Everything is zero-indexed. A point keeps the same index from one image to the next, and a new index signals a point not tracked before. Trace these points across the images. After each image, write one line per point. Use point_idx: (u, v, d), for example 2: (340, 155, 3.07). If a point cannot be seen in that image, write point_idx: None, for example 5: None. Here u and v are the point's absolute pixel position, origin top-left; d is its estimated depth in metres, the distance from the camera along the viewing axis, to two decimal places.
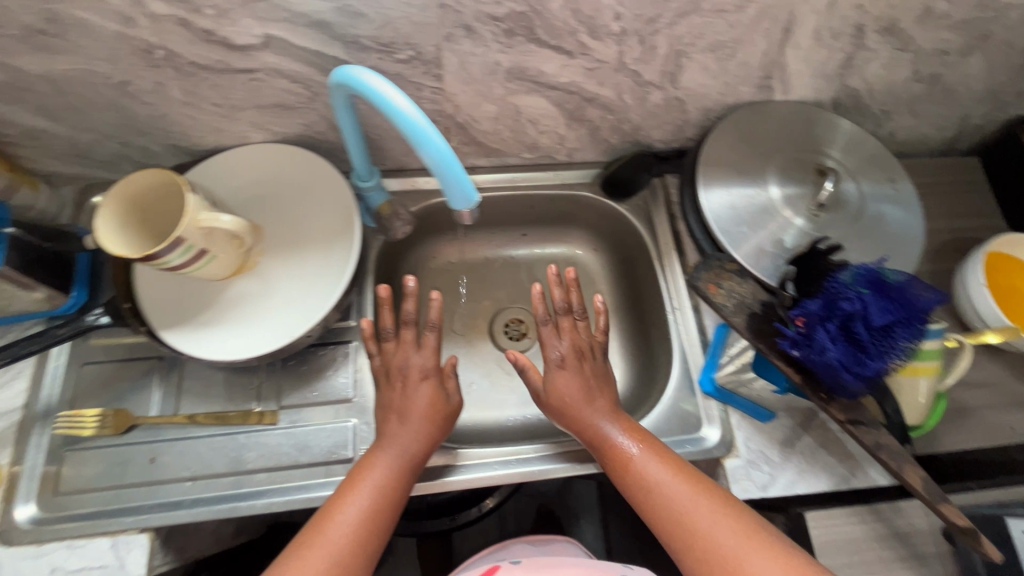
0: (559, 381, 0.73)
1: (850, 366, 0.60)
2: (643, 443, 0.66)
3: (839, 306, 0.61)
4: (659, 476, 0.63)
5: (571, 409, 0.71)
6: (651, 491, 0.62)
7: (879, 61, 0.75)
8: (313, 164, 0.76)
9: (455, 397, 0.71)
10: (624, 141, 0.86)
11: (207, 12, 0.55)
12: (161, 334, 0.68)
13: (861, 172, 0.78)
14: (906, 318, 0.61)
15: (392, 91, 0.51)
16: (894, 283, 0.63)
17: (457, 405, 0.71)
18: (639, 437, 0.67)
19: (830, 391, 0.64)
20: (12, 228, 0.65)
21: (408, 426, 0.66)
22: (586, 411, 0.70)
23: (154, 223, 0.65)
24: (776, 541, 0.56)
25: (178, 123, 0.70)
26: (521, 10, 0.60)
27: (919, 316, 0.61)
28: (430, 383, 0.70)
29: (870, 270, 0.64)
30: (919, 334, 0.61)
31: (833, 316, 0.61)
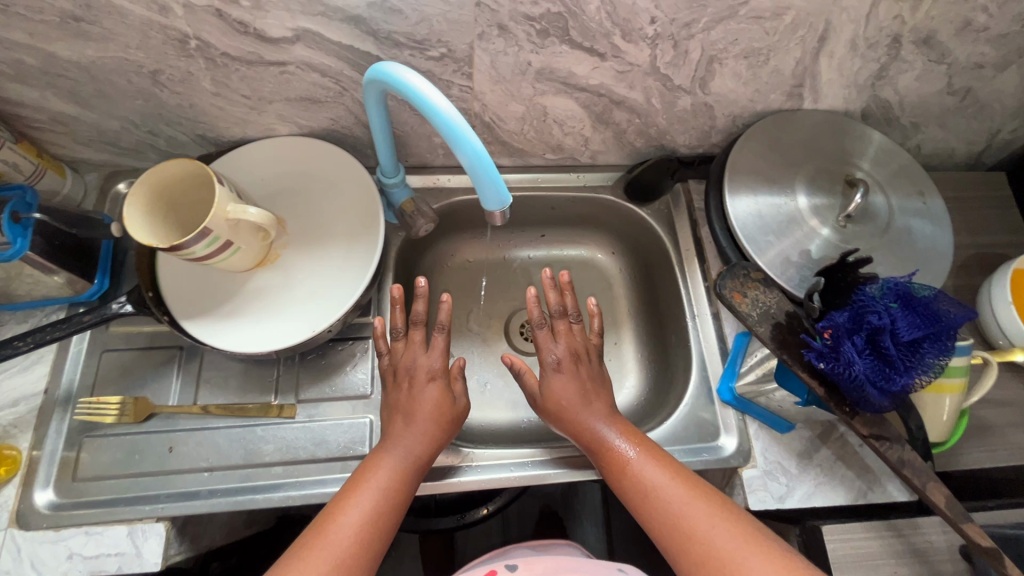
0: (554, 386, 0.73)
1: (877, 381, 0.59)
2: (639, 446, 0.66)
3: (867, 319, 0.61)
4: (654, 478, 0.62)
5: (570, 414, 0.71)
6: (648, 495, 0.61)
7: (913, 72, 0.74)
8: (338, 158, 0.76)
9: (461, 399, 0.71)
10: (649, 145, 0.86)
11: (243, 4, 0.55)
12: (183, 323, 0.68)
13: (890, 185, 0.77)
14: (933, 335, 0.60)
15: (427, 89, 0.50)
16: (922, 299, 0.62)
17: (463, 408, 0.70)
18: (636, 440, 0.67)
19: (854, 405, 0.63)
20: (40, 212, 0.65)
21: (414, 426, 0.65)
22: (583, 417, 0.70)
23: (179, 213, 0.65)
24: (773, 543, 0.55)
25: (207, 114, 0.70)
26: (557, 11, 0.60)
27: (947, 333, 0.61)
28: (437, 384, 0.69)
29: (899, 284, 0.64)
30: (945, 351, 0.61)
31: (861, 329, 0.61)
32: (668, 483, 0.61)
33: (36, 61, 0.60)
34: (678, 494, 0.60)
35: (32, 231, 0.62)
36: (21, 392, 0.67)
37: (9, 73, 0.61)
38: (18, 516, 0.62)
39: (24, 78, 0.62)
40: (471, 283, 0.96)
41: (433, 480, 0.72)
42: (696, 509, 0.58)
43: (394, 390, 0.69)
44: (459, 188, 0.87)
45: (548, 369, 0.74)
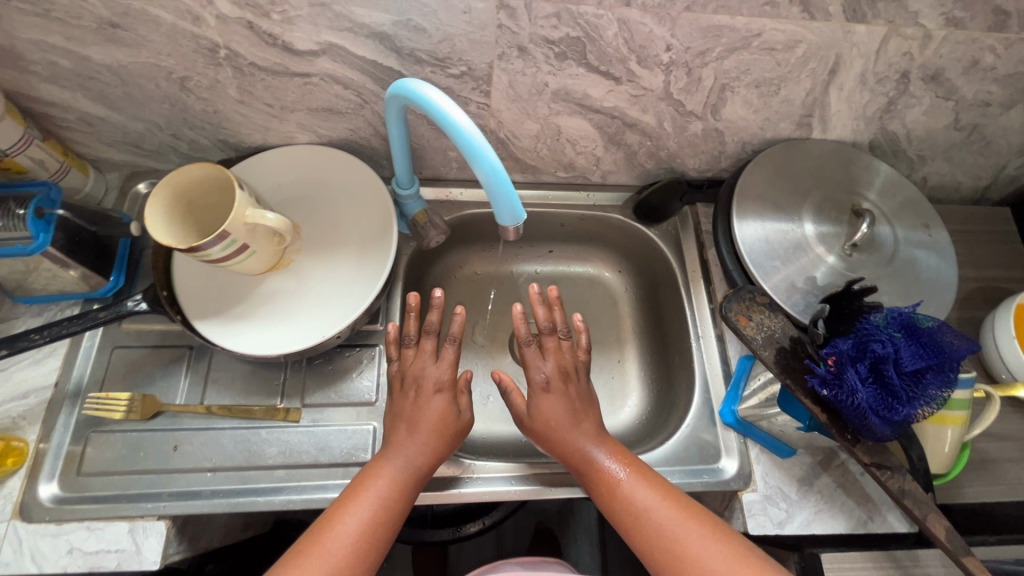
0: (549, 405, 0.72)
1: (879, 410, 0.59)
2: (630, 467, 0.66)
3: (870, 348, 0.61)
4: (648, 501, 0.62)
5: (561, 434, 0.70)
6: (641, 518, 0.61)
7: (921, 107, 0.76)
8: (354, 167, 0.78)
9: (466, 412, 0.71)
10: (659, 167, 0.87)
11: (274, 17, 0.57)
12: (195, 324, 0.69)
13: (897, 216, 0.78)
14: (935, 365, 0.61)
15: (449, 106, 0.52)
16: (926, 330, 0.63)
17: (468, 420, 0.70)
18: (626, 461, 0.67)
19: (856, 433, 0.63)
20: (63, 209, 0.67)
21: (415, 437, 0.65)
22: (577, 437, 0.70)
23: (198, 215, 0.66)
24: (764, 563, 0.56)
25: (230, 120, 0.72)
26: (576, 35, 0.62)
27: (949, 366, 0.61)
28: (443, 396, 0.69)
29: (902, 314, 0.65)
30: (947, 382, 0.61)
31: (864, 357, 0.61)
32: (662, 506, 0.61)
33: (70, 63, 0.62)
34: (673, 518, 0.60)
35: (54, 227, 0.64)
36: (32, 385, 0.68)
37: (43, 74, 0.63)
38: (21, 508, 0.63)
39: (56, 79, 0.64)
40: (477, 295, 0.97)
41: (434, 491, 0.72)
42: (691, 532, 0.58)
43: (395, 402, 0.69)
44: (470, 201, 0.88)
45: (545, 391, 0.74)
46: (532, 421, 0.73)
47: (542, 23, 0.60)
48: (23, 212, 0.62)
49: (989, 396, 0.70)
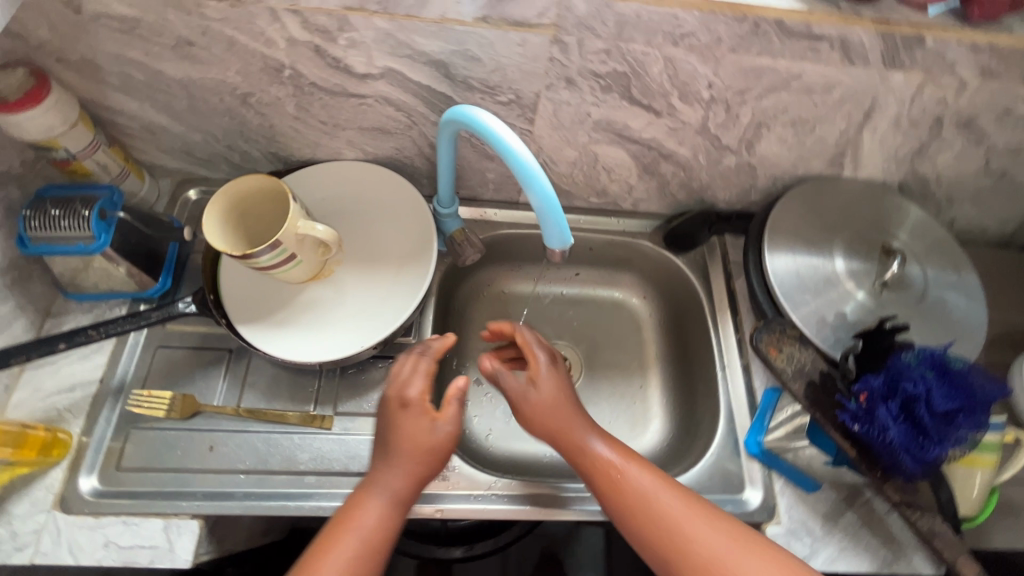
0: (534, 398, 0.69)
1: (910, 448, 0.60)
2: (630, 457, 0.65)
3: (902, 386, 0.62)
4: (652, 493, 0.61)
5: (561, 419, 0.67)
6: (638, 516, 0.60)
7: (952, 151, 0.77)
8: (398, 185, 0.81)
9: (447, 427, 0.64)
10: (690, 198, 0.89)
11: (340, 42, 0.61)
12: (238, 328, 0.72)
13: (926, 257, 0.79)
14: (967, 407, 0.61)
15: (505, 132, 0.55)
16: (959, 371, 0.63)
17: (450, 435, 0.64)
18: (626, 451, 0.65)
19: (886, 471, 0.64)
20: (124, 212, 0.70)
21: (391, 465, 0.62)
22: (566, 437, 0.66)
23: (250, 223, 0.69)
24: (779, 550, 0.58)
25: (283, 134, 0.76)
26: (622, 70, 0.64)
27: (982, 407, 0.61)
28: (415, 413, 0.65)
29: (935, 353, 0.65)
30: (979, 424, 0.62)
31: (895, 395, 0.62)
32: (668, 498, 0.61)
33: (143, 76, 0.66)
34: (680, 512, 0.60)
35: (115, 229, 0.67)
36: (78, 379, 0.71)
37: (116, 84, 0.67)
38: (61, 499, 0.64)
39: (128, 90, 0.68)
40: (504, 313, 0.99)
41: (458, 505, 0.71)
42: (697, 524, 0.59)
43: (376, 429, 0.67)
44: (504, 222, 0.91)
45: (526, 386, 0.70)
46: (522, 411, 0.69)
47: (591, 57, 0.63)
48: (88, 213, 0.66)
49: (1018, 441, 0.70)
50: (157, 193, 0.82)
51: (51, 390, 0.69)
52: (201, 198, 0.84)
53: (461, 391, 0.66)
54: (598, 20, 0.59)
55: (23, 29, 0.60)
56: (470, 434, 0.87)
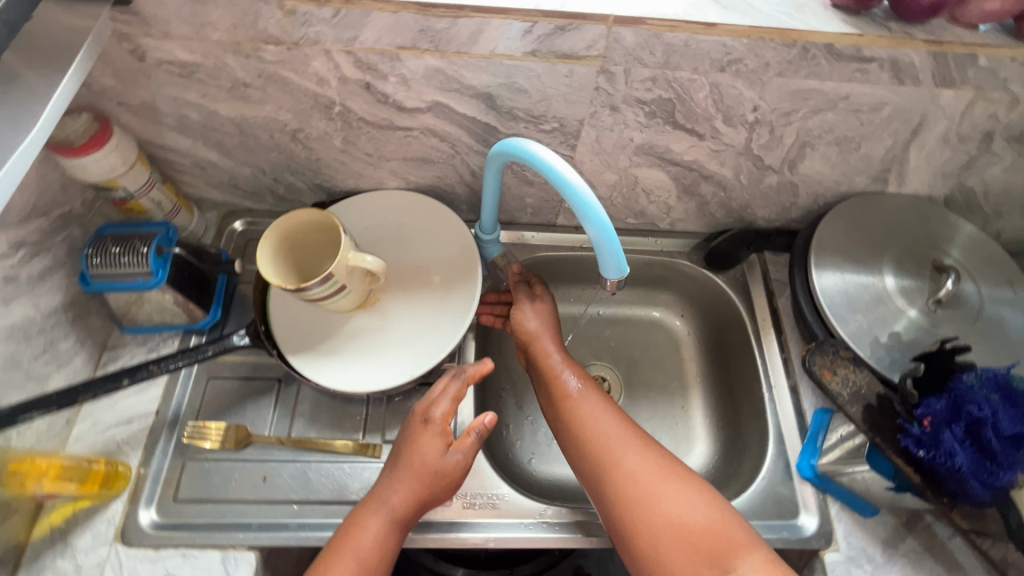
0: (523, 318, 0.77)
1: (979, 474, 0.59)
2: (588, 390, 0.71)
3: (965, 409, 0.61)
4: (600, 423, 0.67)
5: (535, 338, 0.76)
6: (585, 434, 0.67)
7: (1001, 165, 0.76)
8: (440, 212, 0.82)
9: (458, 456, 0.65)
10: (729, 216, 0.89)
11: (390, 79, 0.62)
12: (289, 358, 0.73)
13: (980, 274, 0.77)
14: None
15: (558, 164, 0.55)
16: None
17: (456, 464, 0.65)
18: (586, 383, 0.72)
19: (954, 497, 0.62)
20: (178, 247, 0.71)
21: (386, 491, 0.63)
22: (540, 347, 0.75)
23: (302, 256, 0.70)
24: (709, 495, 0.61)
25: (329, 167, 0.77)
26: (667, 97, 0.65)
27: None
28: (430, 431, 0.66)
29: (999, 375, 0.64)
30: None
31: (959, 419, 0.61)
32: (615, 428, 0.67)
33: (199, 116, 0.68)
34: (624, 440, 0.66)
35: (171, 264, 0.69)
36: (135, 411, 0.72)
37: (173, 125, 0.69)
38: (122, 532, 0.65)
39: (184, 129, 0.70)
40: None
41: (507, 534, 0.71)
42: (632, 450, 0.65)
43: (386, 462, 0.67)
44: (541, 245, 0.91)
45: (527, 299, 0.78)
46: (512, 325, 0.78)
47: (637, 86, 0.63)
48: (147, 249, 0.68)
49: None
50: (204, 226, 0.84)
51: (110, 423, 0.71)
52: (246, 229, 0.86)
53: (485, 422, 0.66)
54: (646, 50, 0.59)
55: (90, 77, 0.62)
56: (515, 459, 0.86)
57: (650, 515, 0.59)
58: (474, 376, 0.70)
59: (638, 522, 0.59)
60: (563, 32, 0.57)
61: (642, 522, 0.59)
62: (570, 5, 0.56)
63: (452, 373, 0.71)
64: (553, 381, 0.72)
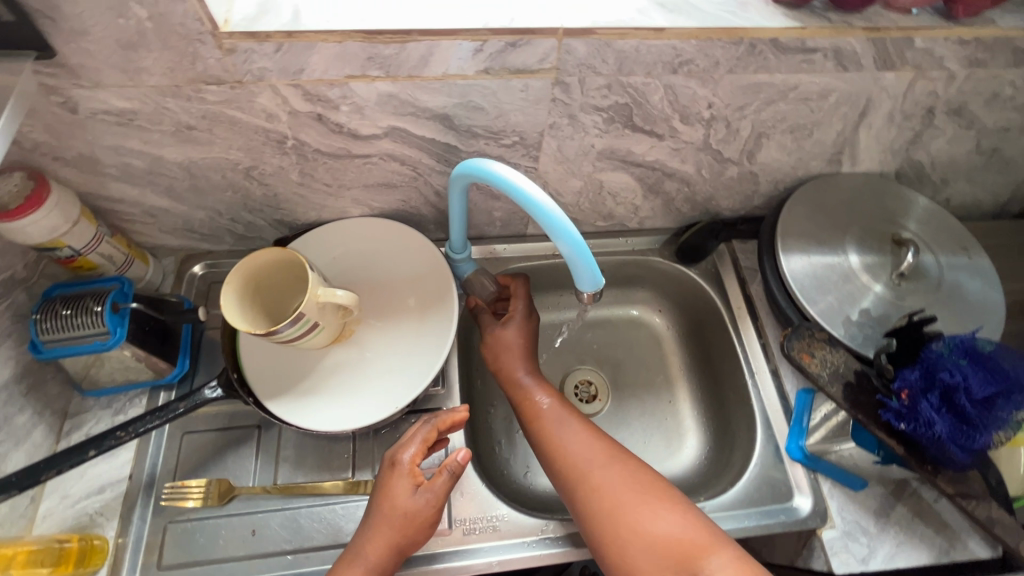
0: (494, 340, 0.78)
1: (958, 439, 0.61)
2: (556, 405, 0.72)
3: (939, 377, 0.63)
4: (566, 439, 0.68)
5: (503, 359, 0.77)
6: (554, 452, 0.68)
7: (944, 137, 0.79)
8: (408, 235, 0.80)
9: (427, 497, 0.63)
10: (695, 210, 0.90)
11: (343, 108, 0.60)
12: (267, 404, 0.70)
13: (936, 243, 0.80)
14: (1005, 389, 0.62)
15: (523, 181, 0.54)
16: (990, 355, 0.64)
17: (421, 506, 0.63)
18: (554, 399, 0.73)
19: (936, 463, 0.64)
20: (135, 302, 0.68)
21: (363, 543, 0.62)
22: (511, 366, 0.76)
23: (268, 297, 0.68)
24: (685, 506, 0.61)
25: (288, 201, 0.75)
26: (623, 102, 0.65)
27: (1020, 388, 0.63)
28: (399, 474, 0.64)
29: (965, 340, 0.66)
30: (1017, 403, 0.62)
31: (934, 387, 0.63)
32: (580, 441, 0.68)
33: (143, 163, 0.65)
34: (591, 453, 0.66)
35: (129, 319, 0.66)
36: (107, 479, 0.68)
37: (116, 175, 0.66)
38: None
39: (129, 179, 0.67)
40: None
41: (512, 556, 0.70)
42: (599, 462, 0.65)
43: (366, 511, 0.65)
44: (514, 256, 0.90)
45: (496, 324, 0.79)
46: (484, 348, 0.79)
47: (593, 94, 0.63)
48: (101, 308, 0.64)
49: None
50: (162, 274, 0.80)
51: (80, 495, 0.67)
52: (206, 272, 0.83)
53: (456, 461, 0.63)
54: (598, 59, 0.59)
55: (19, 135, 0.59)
56: (510, 475, 0.85)
57: (619, 525, 0.60)
58: (447, 422, 0.67)
59: (611, 534, 0.60)
60: (514, 49, 0.56)
61: (612, 532, 0.60)
62: (518, 21, 0.55)
63: (429, 415, 0.68)
64: (523, 400, 0.73)
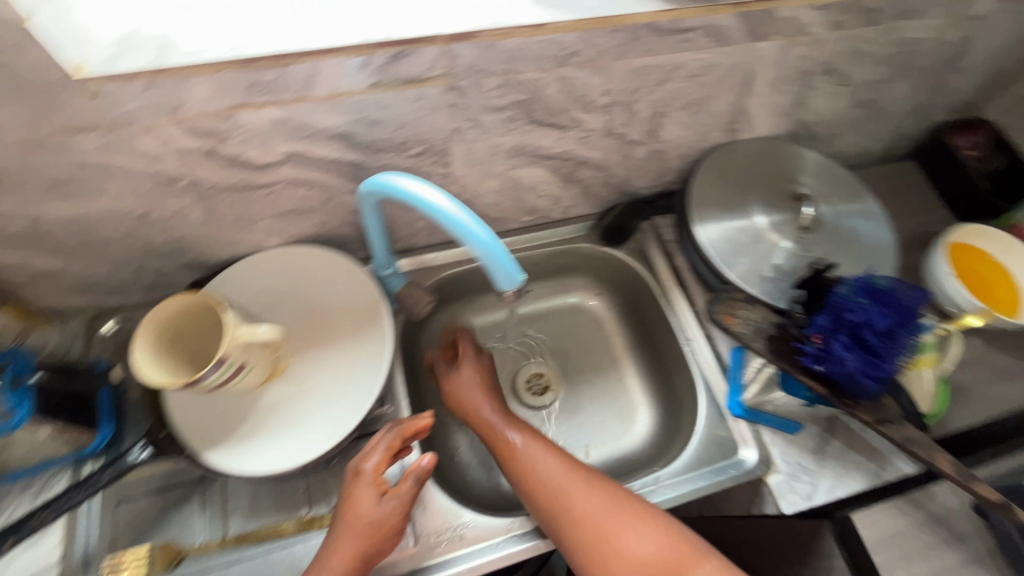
0: (454, 385, 0.79)
1: (869, 372, 0.65)
2: (528, 437, 0.72)
3: (845, 317, 0.68)
4: (544, 469, 0.68)
5: (467, 401, 0.77)
6: (531, 484, 0.68)
7: (824, 96, 0.85)
8: (330, 261, 0.78)
9: (394, 504, 0.63)
10: (614, 193, 0.93)
11: (234, 140, 0.58)
12: (203, 456, 0.66)
13: (831, 194, 0.87)
14: (904, 321, 0.68)
15: (429, 193, 0.55)
16: (886, 289, 0.70)
17: (392, 513, 0.62)
18: (525, 430, 0.73)
19: (854, 396, 0.68)
20: (40, 372, 0.64)
21: (330, 553, 0.60)
22: (478, 408, 0.76)
23: (186, 345, 0.64)
24: (659, 517, 0.64)
25: (195, 242, 0.71)
26: (521, 99, 0.66)
27: (913, 316, 0.69)
28: (364, 484, 0.63)
29: (863, 280, 0.72)
30: (915, 331, 0.69)
31: (842, 327, 0.68)
32: (557, 469, 0.68)
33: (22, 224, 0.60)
34: (572, 481, 0.66)
35: (34, 393, 0.62)
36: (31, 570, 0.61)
37: None
38: None
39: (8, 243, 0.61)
40: None
41: (482, 560, 0.70)
42: (580, 488, 0.66)
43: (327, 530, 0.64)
44: (445, 263, 0.90)
45: (452, 370, 0.80)
46: (449, 397, 0.80)
47: (489, 94, 0.64)
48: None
49: (949, 333, 0.82)
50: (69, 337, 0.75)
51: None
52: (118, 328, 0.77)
53: (423, 463, 0.64)
54: (488, 60, 0.59)
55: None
56: (474, 480, 0.85)
57: (606, 551, 0.62)
58: (411, 431, 0.67)
59: (597, 558, 0.62)
60: (401, 60, 0.56)
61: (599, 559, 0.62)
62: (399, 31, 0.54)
63: (390, 423, 0.68)
64: (494, 438, 0.73)
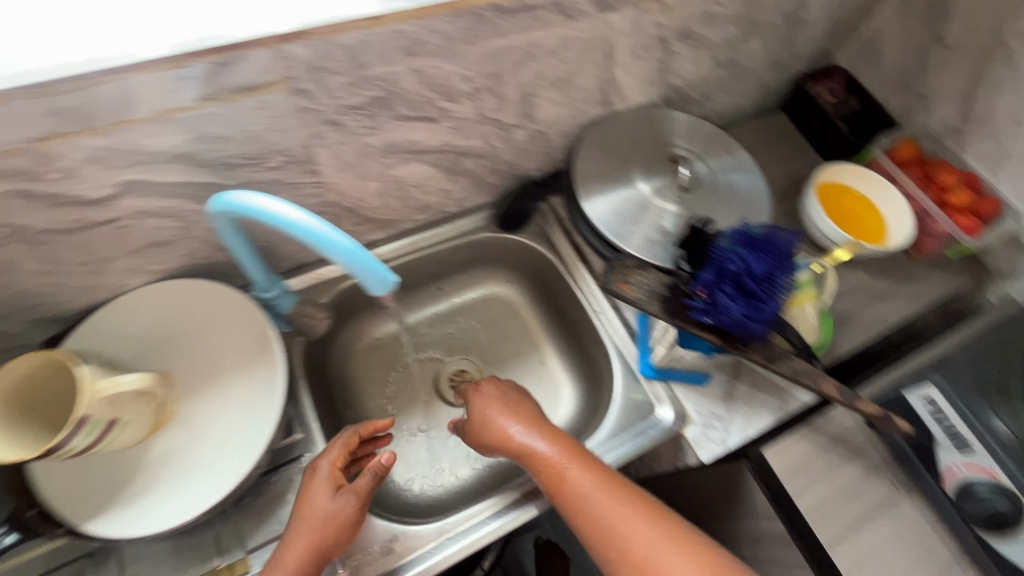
0: (483, 411, 0.74)
1: (753, 315, 0.69)
2: (583, 463, 0.66)
3: (727, 269, 0.72)
4: (592, 494, 0.63)
5: (491, 430, 0.72)
6: (584, 516, 0.63)
7: (686, 59, 0.88)
8: (205, 291, 0.72)
9: (352, 498, 0.62)
10: (505, 179, 0.92)
11: (52, 177, 0.52)
12: (84, 528, 0.60)
13: (706, 153, 0.91)
14: (778, 263, 0.73)
15: (280, 207, 0.51)
16: (761, 236, 0.75)
17: (348, 506, 0.61)
18: (577, 454, 0.67)
19: (745, 341, 0.72)
20: None
21: (286, 546, 0.59)
22: (518, 440, 0.70)
23: (42, 410, 0.57)
24: (684, 527, 0.61)
25: (38, 295, 0.63)
26: (377, 95, 0.64)
27: (787, 257, 0.74)
28: (317, 476, 0.64)
29: (739, 230, 0.76)
30: (790, 272, 0.74)
31: (725, 278, 0.72)
32: (607, 500, 0.62)
33: None
34: (626, 514, 0.61)
35: None
36: None
37: None
38: None
39: None
40: (388, 360, 0.97)
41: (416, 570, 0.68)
42: (632, 522, 0.61)
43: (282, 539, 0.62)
44: (342, 275, 0.86)
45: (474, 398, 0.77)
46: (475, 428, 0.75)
47: (341, 94, 0.61)
48: None
49: (824, 269, 0.89)
50: None
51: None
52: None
53: (386, 458, 0.66)
54: (328, 58, 0.56)
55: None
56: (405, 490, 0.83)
57: None
58: (368, 430, 0.70)
59: None
60: (227, 66, 0.52)
61: None
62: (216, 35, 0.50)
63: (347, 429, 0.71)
64: (541, 465, 0.67)
